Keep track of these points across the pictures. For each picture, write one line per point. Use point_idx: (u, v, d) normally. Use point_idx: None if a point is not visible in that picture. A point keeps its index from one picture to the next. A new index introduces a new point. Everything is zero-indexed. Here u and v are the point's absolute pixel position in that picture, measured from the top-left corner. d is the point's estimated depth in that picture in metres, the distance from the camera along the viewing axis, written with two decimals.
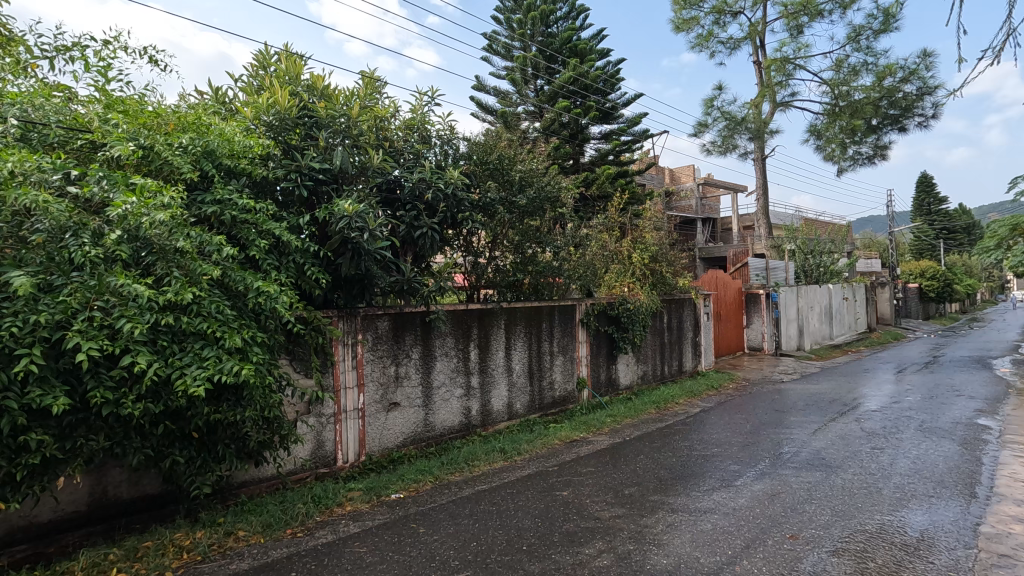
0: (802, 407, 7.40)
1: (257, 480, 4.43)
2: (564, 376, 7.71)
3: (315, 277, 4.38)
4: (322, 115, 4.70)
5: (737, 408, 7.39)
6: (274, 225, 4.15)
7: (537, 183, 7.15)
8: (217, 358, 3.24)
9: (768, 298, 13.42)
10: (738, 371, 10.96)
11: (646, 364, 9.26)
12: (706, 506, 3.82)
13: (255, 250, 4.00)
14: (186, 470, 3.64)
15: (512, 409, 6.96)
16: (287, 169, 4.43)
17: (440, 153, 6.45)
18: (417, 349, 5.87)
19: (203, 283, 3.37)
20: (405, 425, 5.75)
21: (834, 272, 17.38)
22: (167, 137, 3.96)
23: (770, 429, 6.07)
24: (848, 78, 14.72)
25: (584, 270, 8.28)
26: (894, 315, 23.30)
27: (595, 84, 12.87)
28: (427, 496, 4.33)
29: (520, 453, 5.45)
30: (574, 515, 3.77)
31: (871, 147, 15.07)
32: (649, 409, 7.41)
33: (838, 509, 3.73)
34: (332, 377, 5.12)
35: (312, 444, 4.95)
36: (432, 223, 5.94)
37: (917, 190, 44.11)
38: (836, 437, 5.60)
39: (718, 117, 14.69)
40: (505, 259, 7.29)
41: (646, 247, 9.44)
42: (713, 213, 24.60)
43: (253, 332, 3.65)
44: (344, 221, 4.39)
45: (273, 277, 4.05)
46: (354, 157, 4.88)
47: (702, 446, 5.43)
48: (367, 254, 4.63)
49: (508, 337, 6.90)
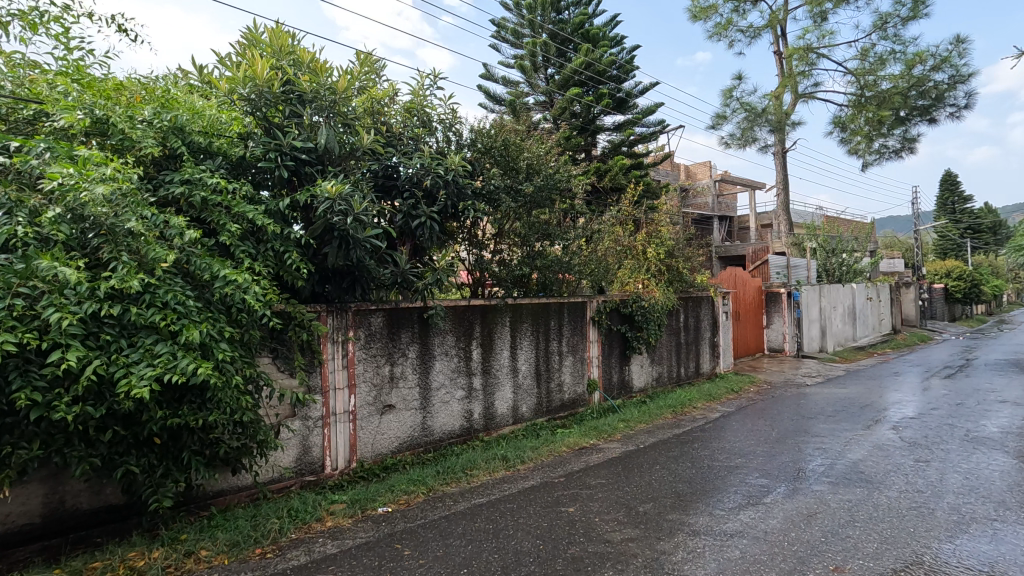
0: (831, 413, 6.84)
1: (233, 488, 4.05)
2: (573, 378, 7.24)
3: (296, 267, 3.96)
4: (306, 89, 4.27)
5: (760, 413, 6.86)
6: (248, 208, 3.75)
7: (545, 171, 6.70)
8: (172, 355, 2.85)
9: (790, 297, 12.79)
10: (758, 374, 10.39)
11: (662, 365, 8.75)
12: (733, 528, 3.34)
13: (225, 236, 3.61)
14: (144, 480, 3.26)
15: (518, 412, 6.52)
16: (266, 149, 4.02)
17: (445, 137, 6.13)
18: (415, 348, 5.45)
19: (158, 270, 2.99)
20: (401, 429, 5.33)
21: (857, 272, 16.69)
22: (130, 110, 3.61)
23: (798, 437, 5.55)
24: (875, 67, 14.01)
25: (596, 266, 7.81)
26: (919, 317, 22.47)
27: (609, 71, 12.35)
28: (418, 511, 3.90)
29: (523, 462, 4.99)
30: (581, 537, 3.31)
31: (899, 140, 14.17)
32: (665, 414, 6.90)
33: (887, 535, 3.23)
34: (320, 377, 4.72)
35: (297, 450, 4.56)
36: (431, 212, 5.51)
37: (941, 189, 42.90)
38: (874, 448, 5.07)
39: (738, 108, 14.05)
40: (511, 253, 6.82)
41: (662, 242, 8.84)
42: (728, 211, 23.88)
43: (218, 326, 3.26)
44: (327, 204, 3.99)
45: (247, 266, 3.65)
46: (343, 138, 4.48)
47: (724, 455, 4.93)
48: (355, 243, 4.21)
49: (514, 335, 6.45)
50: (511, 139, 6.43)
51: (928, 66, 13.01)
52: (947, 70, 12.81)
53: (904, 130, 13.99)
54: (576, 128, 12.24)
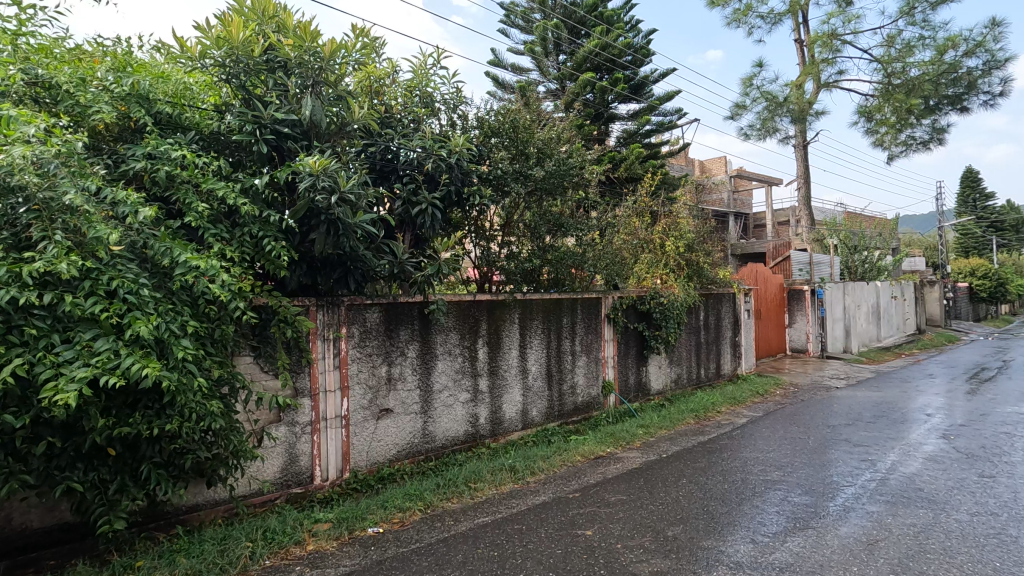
0: (870, 418, 6.27)
1: (208, 503, 3.62)
2: (587, 380, 6.73)
3: (276, 254, 3.48)
4: (289, 55, 3.78)
5: (790, 418, 6.31)
6: (219, 185, 3.30)
7: (557, 156, 6.19)
8: (114, 353, 2.41)
9: (813, 295, 12.16)
10: (783, 375, 9.79)
11: (681, 366, 8.21)
12: (783, 560, 2.83)
13: (192, 217, 3.16)
14: (94, 498, 2.82)
15: (528, 417, 6.02)
16: (242, 120, 3.56)
17: (449, 119, 5.75)
18: (415, 347, 4.97)
19: (101, 253, 2.56)
20: (399, 436, 4.86)
21: (881, 269, 16.02)
22: (83, 74, 3.20)
23: (839, 446, 4.99)
24: (902, 54, 13.37)
25: (611, 260, 7.30)
26: (944, 317, 21.66)
27: (622, 57, 11.88)
28: (413, 532, 3.41)
29: (533, 474, 4.49)
30: (602, 568, 2.82)
31: (928, 130, 13.57)
32: (688, 419, 6.36)
33: (970, 571, 2.70)
34: (309, 379, 4.28)
35: (283, 459, 4.11)
36: (433, 198, 5.08)
37: (963, 185, 41.81)
38: (927, 460, 4.51)
39: (758, 97, 13.45)
40: (521, 246, 6.32)
41: (682, 235, 8.20)
42: (743, 208, 23.29)
43: (179, 320, 2.81)
44: (309, 181, 3.53)
45: (217, 252, 3.19)
46: (332, 110, 4.04)
47: (759, 467, 4.40)
48: (346, 228, 3.77)
49: (523, 334, 5.95)
50: (519, 119, 5.96)
51: (961, 51, 12.35)
52: (981, 55, 12.17)
53: (933, 119, 13.36)
54: (589, 117, 11.74)
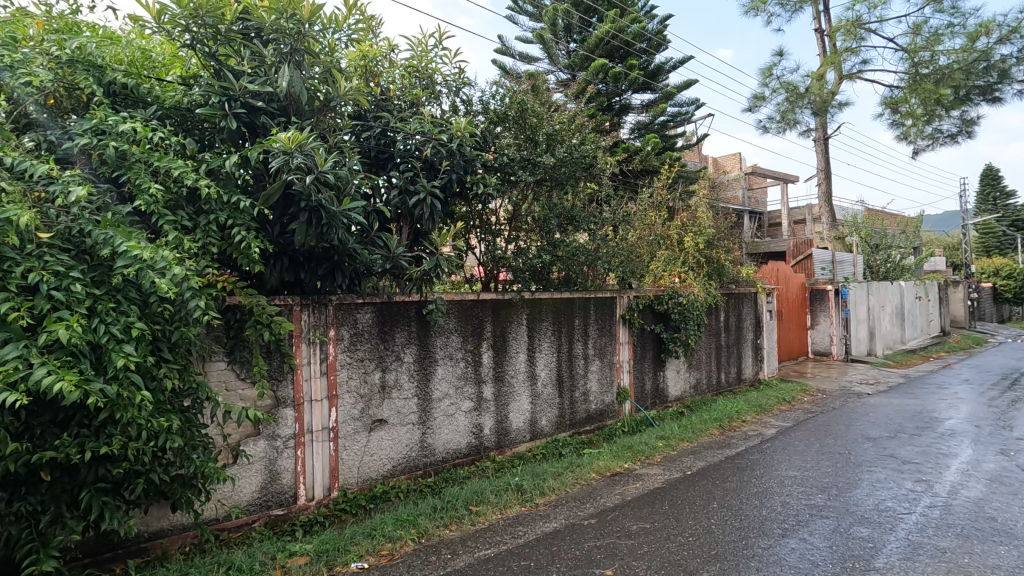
0: (913, 428, 5.71)
1: (174, 529, 3.21)
2: (600, 386, 6.22)
3: (246, 245, 3.05)
4: (264, 19, 3.28)
5: (824, 429, 5.77)
6: (177, 163, 2.86)
7: (568, 142, 5.71)
8: (23, 362, 2.05)
9: (838, 295, 11.55)
10: (808, 381, 9.22)
11: (700, 370, 7.67)
12: None
13: (142, 200, 2.71)
14: (21, 533, 2.39)
15: (537, 427, 5.53)
16: (207, 91, 3.13)
17: (451, 103, 5.30)
18: (412, 351, 4.50)
19: (12, 239, 2.16)
20: (395, 450, 4.40)
21: (905, 269, 15.35)
22: (17, 36, 2.81)
23: (887, 462, 4.46)
24: (930, 42, 12.73)
25: (628, 256, 6.78)
26: (969, 318, 20.92)
27: (637, 44, 11.35)
28: (403, 570, 2.93)
29: (543, 495, 4.00)
30: None
31: (957, 122, 12.91)
32: (712, 430, 5.82)
33: None
34: (292, 387, 3.83)
35: (261, 477, 3.67)
36: (432, 187, 4.63)
37: (983, 183, 40.77)
38: (993, 481, 3.97)
39: (777, 87, 12.88)
40: (530, 241, 5.81)
41: (701, 230, 7.69)
42: (758, 206, 22.65)
43: (123, 321, 2.38)
44: (283, 159, 3.08)
45: (174, 241, 2.76)
46: (314, 83, 3.60)
47: (800, 489, 3.88)
48: (330, 217, 3.32)
49: (531, 336, 5.46)
50: (527, 103, 5.50)
51: (994, 38, 11.70)
52: (1017, 42, 11.50)
53: (962, 111, 12.73)
54: (601, 107, 11.24)
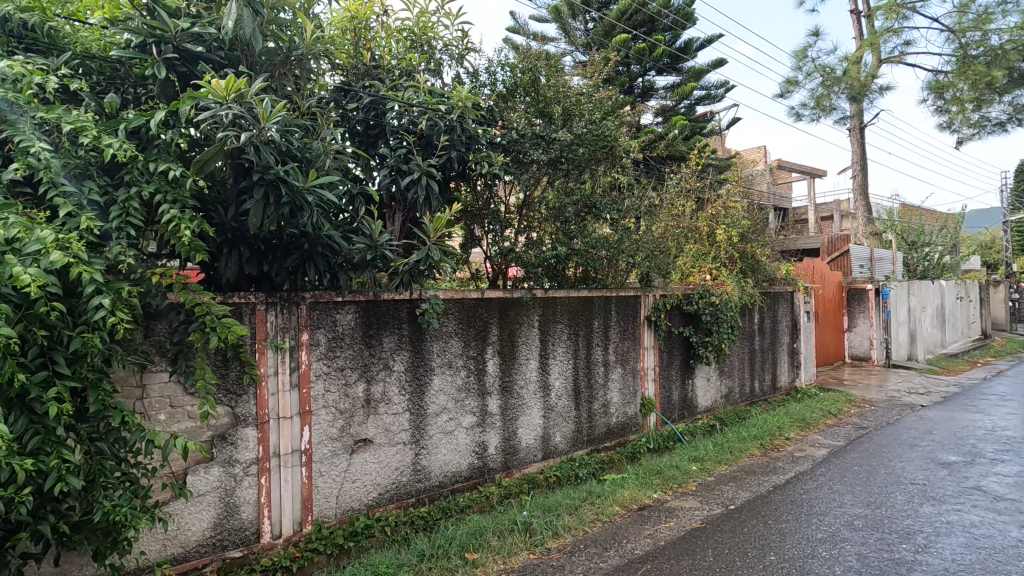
0: (991, 451, 4.88)
1: None
2: (622, 397, 5.50)
3: (176, 224, 2.38)
4: None
5: (884, 450, 4.97)
6: (78, 117, 2.22)
7: (588, 117, 4.97)
8: None
9: (878, 294, 10.64)
10: (851, 389, 8.37)
11: (732, 378, 6.90)
12: None
13: (28, 163, 2.06)
14: None
15: (550, 444, 4.83)
16: (131, 32, 2.48)
17: (454, 73, 4.61)
18: (403, 358, 3.82)
19: None
20: (382, 474, 3.72)
21: (947, 269, 14.32)
22: None
23: (976, 499, 3.67)
24: (981, 20, 11.75)
25: (654, 251, 6.02)
26: (1010, 320, 19.72)
27: (661, 21, 10.58)
28: None
29: (556, 537, 3.28)
30: None
31: (1006, 109, 11.82)
32: (753, 451, 5.05)
33: None
34: (254, 403, 3.16)
35: (215, 512, 3.01)
36: (427, 166, 3.94)
37: (1017, 180, 39.09)
38: None
39: (811, 71, 11.99)
40: (543, 233, 5.07)
41: (734, 222, 6.92)
42: (783, 202, 21.69)
43: None
44: (215, 113, 2.41)
45: (72, 219, 2.10)
46: (277, 33, 2.93)
47: (880, 537, 3.11)
48: (290, 193, 2.64)
49: (544, 341, 4.75)
50: (540, 74, 4.82)
51: None
52: None
53: (1013, 97, 11.58)
54: (622, 89, 10.51)
